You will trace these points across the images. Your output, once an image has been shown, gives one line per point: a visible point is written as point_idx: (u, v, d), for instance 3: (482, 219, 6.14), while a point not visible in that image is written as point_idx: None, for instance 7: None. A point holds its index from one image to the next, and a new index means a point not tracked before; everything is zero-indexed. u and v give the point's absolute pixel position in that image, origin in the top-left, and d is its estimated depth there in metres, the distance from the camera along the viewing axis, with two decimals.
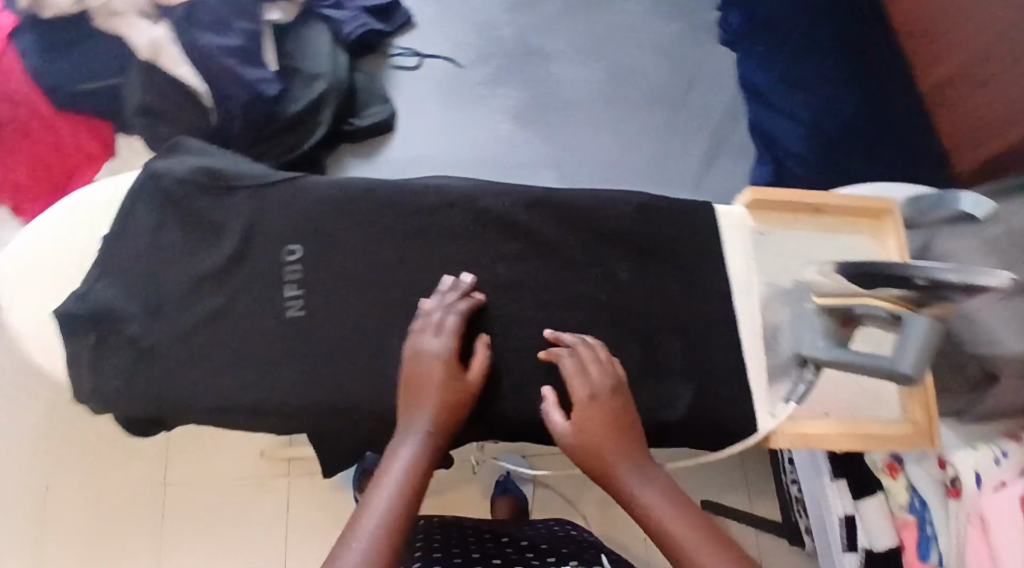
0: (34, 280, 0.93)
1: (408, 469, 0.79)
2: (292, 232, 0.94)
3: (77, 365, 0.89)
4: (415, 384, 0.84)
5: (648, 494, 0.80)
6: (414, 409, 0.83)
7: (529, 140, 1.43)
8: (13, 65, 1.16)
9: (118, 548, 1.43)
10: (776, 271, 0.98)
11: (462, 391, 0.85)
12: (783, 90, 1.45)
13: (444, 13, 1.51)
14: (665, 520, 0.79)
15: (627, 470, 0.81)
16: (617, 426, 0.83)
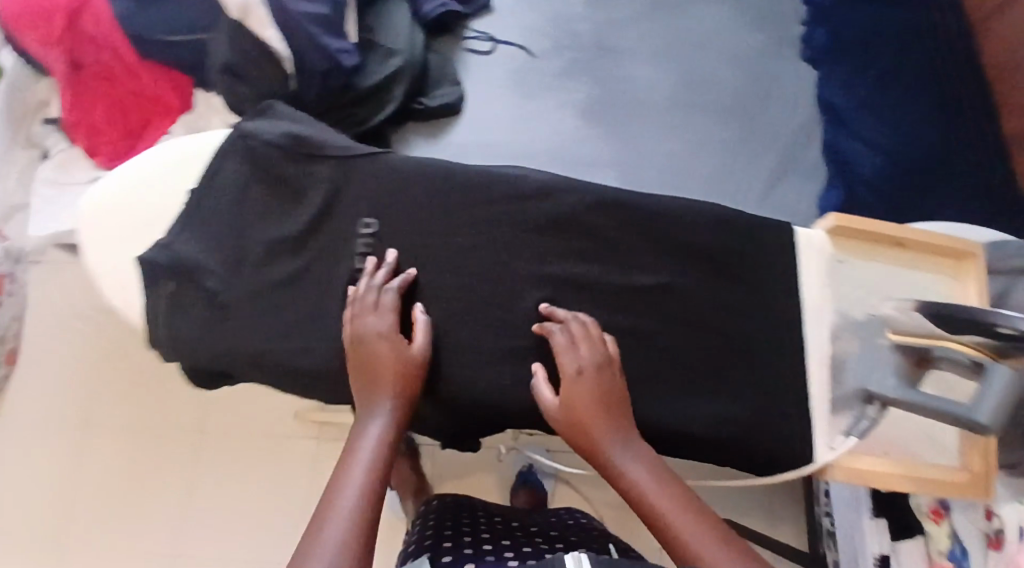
0: (116, 223, 0.95)
1: (376, 443, 0.80)
2: (367, 207, 0.93)
3: (156, 312, 0.92)
4: (363, 361, 0.85)
5: (634, 469, 0.81)
6: (372, 384, 0.84)
7: (592, 137, 1.38)
8: (102, 9, 1.16)
9: (149, 486, 1.49)
10: (851, 302, 0.95)
11: (412, 365, 0.86)
12: (863, 111, 1.38)
13: (522, 3, 1.48)
14: (650, 492, 0.80)
15: (610, 448, 0.83)
16: (601, 404, 0.85)
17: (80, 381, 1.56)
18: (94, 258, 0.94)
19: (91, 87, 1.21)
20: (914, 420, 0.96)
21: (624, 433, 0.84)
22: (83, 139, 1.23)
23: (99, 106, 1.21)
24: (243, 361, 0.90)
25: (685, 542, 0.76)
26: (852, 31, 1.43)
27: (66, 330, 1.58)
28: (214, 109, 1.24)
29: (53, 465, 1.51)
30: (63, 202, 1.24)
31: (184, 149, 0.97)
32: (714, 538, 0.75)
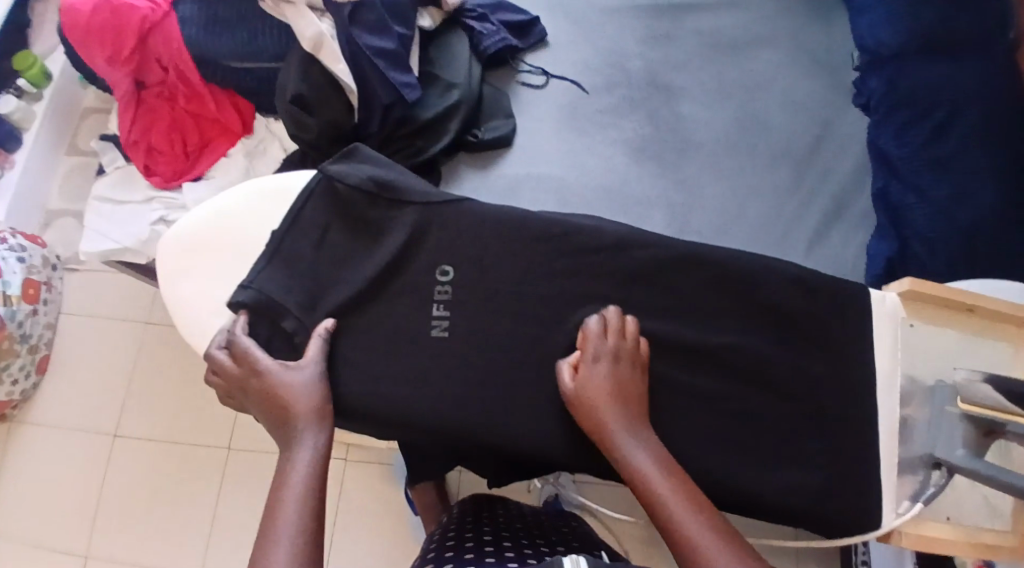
0: (197, 257, 0.98)
1: (308, 467, 0.82)
2: (447, 254, 0.96)
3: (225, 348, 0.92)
4: (272, 394, 0.87)
5: (638, 452, 0.83)
6: (287, 412, 0.86)
7: (643, 174, 1.34)
8: (174, 31, 1.16)
9: (170, 509, 1.40)
10: (922, 369, 0.96)
11: (314, 388, 0.88)
12: (921, 166, 1.26)
13: (576, 38, 1.44)
14: (645, 475, 0.82)
15: (617, 429, 0.85)
16: (615, 393, 0.86)
17: (108, 393, 1.47)
18: (172, 289, 0.97)
19: (153, 107, 1.24)
20: (977, 488, 0.96)
21: (631, 420, 0.86)
22: (141, 158, 1.25)
23: (161, 126, 1.24)
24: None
25: (686, 535, 0.78)
26: (907, 83, 1.31)
27: (106, 334, 1.49)
28: (272, 134, 1.28)
29: (75, 477, 1.43)
30: (120, 216, 1.24)
31: (262, 185, 1.00)
32: (701, 522, 0.78)
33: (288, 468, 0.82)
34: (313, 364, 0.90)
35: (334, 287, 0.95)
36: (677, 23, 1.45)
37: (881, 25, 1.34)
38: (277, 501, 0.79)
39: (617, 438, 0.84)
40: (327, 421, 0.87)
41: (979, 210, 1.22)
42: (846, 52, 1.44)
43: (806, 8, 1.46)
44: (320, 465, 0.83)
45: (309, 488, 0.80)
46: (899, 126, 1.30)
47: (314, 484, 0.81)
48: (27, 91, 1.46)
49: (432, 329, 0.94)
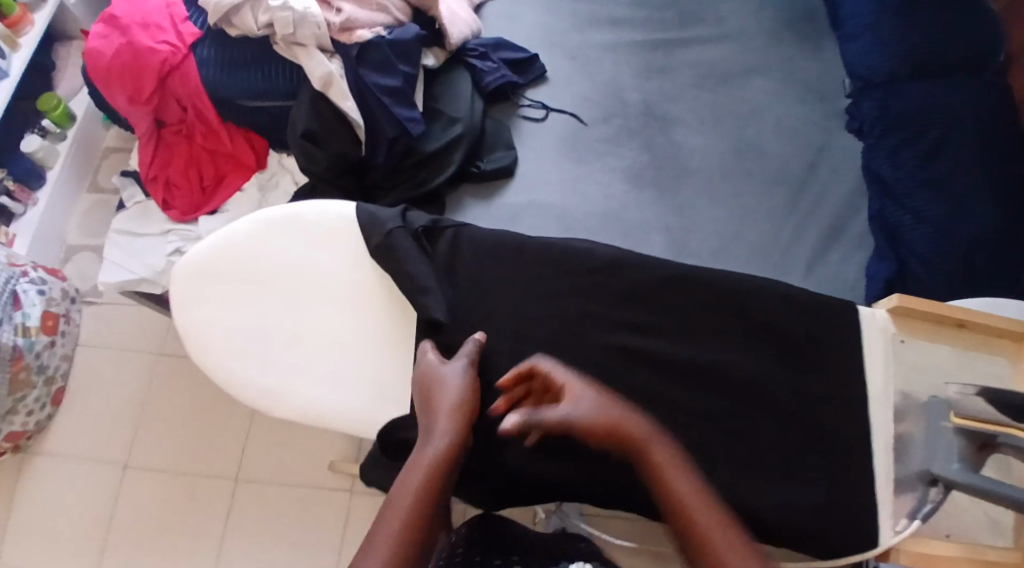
0: (208, 283, 1.01)
1: (428, 458, 0.80)
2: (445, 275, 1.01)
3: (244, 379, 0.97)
4: (426, 395, 0.89)
5: (627, 429, 0.84)
6: (431, 412, 0.87)
7: (642, 200, 1.37)
8: (192, 73, 1.21)
9: (183, 536, 1.42)
10: (913, 382, 0.97)
11: (460, 392, 0.88)
12: (916, 187, 1.30)
13: (576, 71, 1.48)
14: (640, 446, 0.83)
15: (593, 421, 0.85)
16: (579, 395, 0.87)
17: (121, 423, 1.50)
18: (182, 316, 1.00)
19: (172, 143, 1.30)
20: (977, 503, 0.96)
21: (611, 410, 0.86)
22: (159, 192, 1.31)
23: (178, 161, 1.30)
24: (306, 412, 0.97)
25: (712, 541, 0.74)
26: (900, 107, 1.35)
27: (124, 365, 1.53)
28: (282, 168, 1.33)
29: (86, 508, 1.44)
30: (136, 248, 1.28)
31: (266, 214, 1.03)
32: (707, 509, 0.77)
33: (413, 458, 0.81)
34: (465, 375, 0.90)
35: (356, 321, 0.99)
36: (673, 57, 1.50)
37: (871, 52, 1.40)
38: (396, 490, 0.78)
39: (591, 431, 0.84)
40: (462, 423, 0.85)
41: (975, 229, 1.25)
42: (839, 80, 1.48)
43: (798, 40, 1.51)
44: (447, 461, 0.81)
45: (427, 478, 0.79)
46: (893, 149, 1.33)
47: (430, 477, 0.79)
48: (51, 131, 1.53)
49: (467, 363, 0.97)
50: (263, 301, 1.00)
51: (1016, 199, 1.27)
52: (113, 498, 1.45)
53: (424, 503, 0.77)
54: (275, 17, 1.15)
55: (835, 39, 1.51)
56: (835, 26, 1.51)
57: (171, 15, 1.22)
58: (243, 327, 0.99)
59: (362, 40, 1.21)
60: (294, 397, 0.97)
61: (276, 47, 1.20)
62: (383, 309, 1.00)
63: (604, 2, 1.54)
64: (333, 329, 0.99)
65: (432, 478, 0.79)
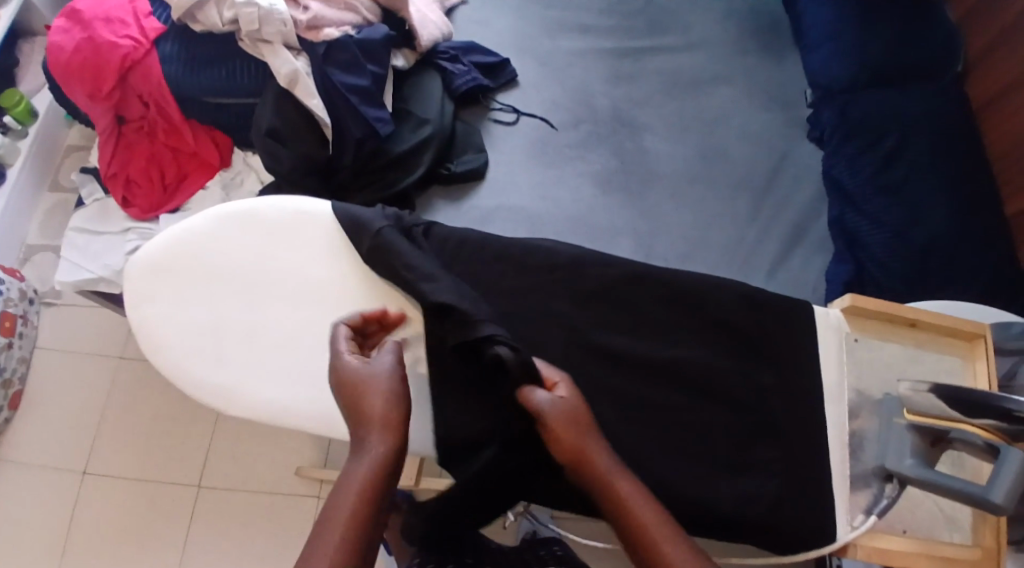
0: (163, 279, 0.99)
1: (359, 484, 0.75)
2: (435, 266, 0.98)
3: (199, 377, 0.96)
4: (353, 393, 0.81)
5: (592, 448, 0.80)
6: (361, 420, 0.79)
7: (609, 204, 1.38)
8: (154, 68, 1.20)
9: (140, 542, 1.39)
10: (869, 381, 1.01)
11: (393, 397, 0.80)
12: (875, 193, 1.32)
13: (546, 77, 1.49)
14: (598, 469, 0.79)
15: (564, 421, 0.81)
16: (563, 396, 0.84)
17: (79, 428, 1.46)
18: (135, 314, 0.98)
19: (133, 141, 1.29)
20: (932, 498, 0.98)
21: (585, 425, 0.82)
22: (120, 189, 1.29)
23: (139, 159, 1.28)
24: (260, 411, 0.95)
25: None
26: (859, 116, 1.38)
27: (83, 368, 1.50)
28: (248, 167, 1.32)
29: (41, 515, 1.41)
30: (94, 248, 1.26)
31: (225, 210, 1.02)
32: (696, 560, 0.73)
33: (339, 485, 0.75)
34: (394, 372, 0.82)
35: (316, 317, 0.98)
36: (640, 64, 1.52)
37: (831, 62, 1.43)
38: (325, 524, 0.73)
39: (560, 429, 0.80)
40: (396, 437, 0.79)
41: (930, 234, 1.28)
42: (801, 90, 1.51)
43: (761, 50, 1.54)
44: (378, 483, 0.76)
45: (359, 512, 0.74)
46: (852, 155, 1.36)
47: (361, 506, 0.74)
48: (13, 128, 1.51)
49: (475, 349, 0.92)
50: (220, 298, 0.98)
51: (970, 205, 1.31)
52: (70, 506, 1.41)
53: (354, 542, 0.72)
54: (239, 13, 1.15)
55: (797, 51, 1.55)
56: (798, 38, 1.54)
57: (134, 10, 1.21)
58: (198, 323, 0.97)
59: (329, 39, 1.21)
60: (250, 392, 0.95)
61: (241, 44, 1.19)
62: (342, 302, 0.98)
63: (572, 10, 1.56)
64: (291, 323, 0.97)
65: (361, 507, 0.74)
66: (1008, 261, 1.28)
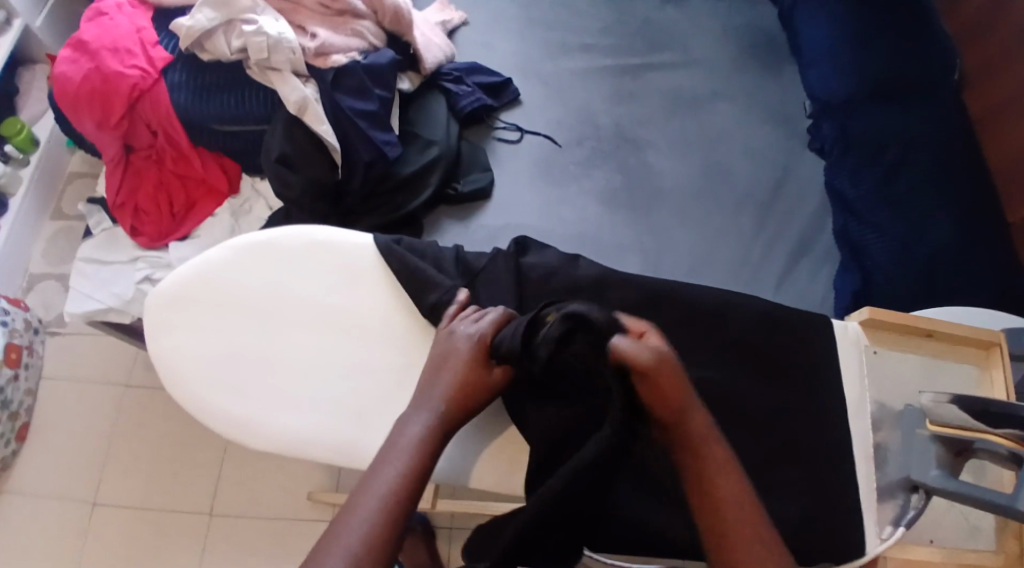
0: (182, 311, 0.98)
1: (409, 449, 0.82)
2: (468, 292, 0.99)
3: (221, 411, 0.95)
4: (438, 354, 0.90)
5: (689, 404, 0.82)
6: (434, 375, 0.88)
7: (616, 222, 1.38)
8: (163, 97, 1.20)
9: None
10: (891, 395, 1.02)
11: (466, 356, 0.88)
12: (878, 205, 1.34)
13: (549, 95, 1.50)
14: (693, 425, 0.82)
15: (661, 376, 0.81)
16: (656, 347, 0.83)
17: (87, 458, 1.44)
18: (155, 348, 0.97)
19: (141, 169, 1.28)
20: (956, 508, 0.98)
21: (683, 382, 0.82)
22: (127, 219, 1.28)
23: (147, 188, 1.27)
24: (283, 446, 0.93)
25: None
26: (859, 129, 1.39)
27: (89, 397, 1.48)
28: (257, 193, 1.31)
29: (49, 549, 1.38)
30: (103, 276, 1.25)
31: (239, 241, 1.01)
32: (760, 537, 0.78)
33: (401, 427, 0.84)
34: (474, 335, 0.90)
35: (335, 347, 0.96)
36: (642, 81, 1.52)
37: (831, 77, 1.45)
38: (384, 458, 0.82)
39: (662, 387, 0.81)
40: (462, 391, 0.87)
41: (934, 243, 1.30)
42: (800, 103, 1.53)
43: (760, 65, 1.56)
44: (434, 432, 0.84)
45: (416, 454, 0.82)
46: (855, 168, 1.38)
47: (419, 450, 0.82)
48: (14, 157, 1.49)
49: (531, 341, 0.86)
50: (239, 330, 0.97)
51: (973, 213, 1.33)
52: (79, 538, 1.39)
53: (403, 494, 0.79)
54: (249, 42, 1.15)
55: (795, 64, 1.57)
56: (795, 53, 1.56)
57: (141, 39, 1.20)
58: (219, 354, 0.96)
59: (338, 65, 1.21)
60: (273, 424, 0.94)
61: (249, 71, 1.19)
62: (365, 331, 0.97)
63: (573, 29, 1.57)
64: (313, 352, 0.96)
65: (420, 450, 0.82)
66: (1010, 267, 1.30)
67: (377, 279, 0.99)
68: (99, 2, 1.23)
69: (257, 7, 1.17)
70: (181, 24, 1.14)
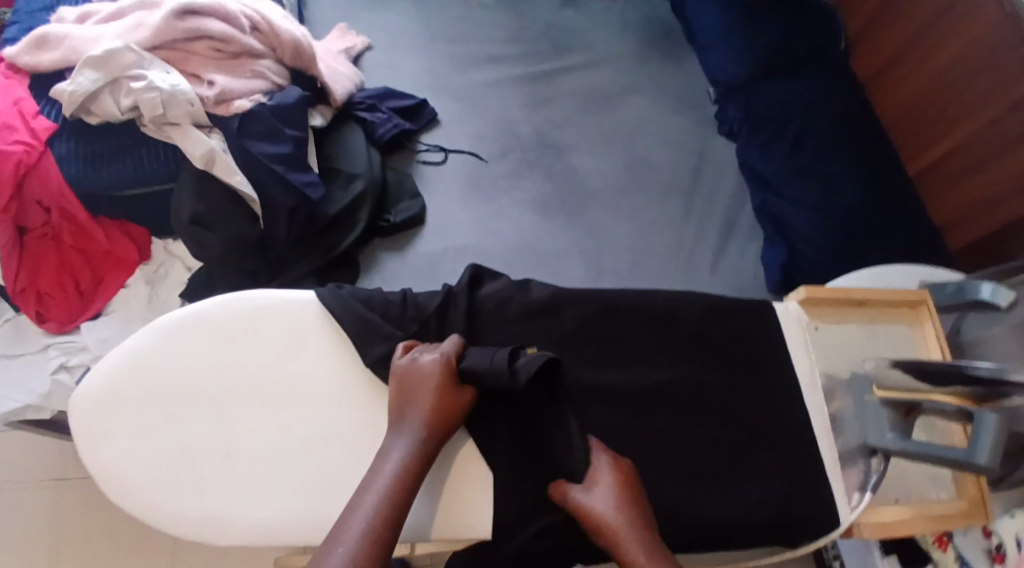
0: (117, 414, 0.92)
1: (390, 479, 0.85)
2: (426, 337, 0.98)
3: (179, 505, 0.89)
4: (403, 382, 0.91)
5: (619, 537, 0.84)
6: (405, 405, 0.90)
7: (550, 229, 1.39)
8: (52, 171, 1.10)
9: None
10: (839, 368, 1.06)
11: (433, 382, 0.90)
12: (790, 176, 1.38)
13: (464, 112, 1.49)
14: (628, 550, 0.84)
15: (599, 513, 0.86)
16: (595, 490, 0.88)
17: (30, 561, 1.35)
18: (92, 451, 0.91)
19: (38, 251, 1.16)
20: (916, 465, 1.04)
21: (630, 515, 0.86)
22: (32, 305, 1.17)
23: (48, 270, 1.17)
24: (255, 532, 0.89)
25: None
26: (762, 104, 1.44)
27: (22, 497, 1.39)
28: (172, 255, 1.24)
29: None
30: (15, 373, 1.15)
31: (169, 322, 0.95)
32: None
33: (379, 459, 0.87)
34: (439, 362, 0.91)
35: (294, 416, 0.93)
36: (553, 86, 1.54)
37: (728, 60, 1.49)
38: (364, 490, 0.84)
39: (598, 520, 0.86)
40: (435, 419, 0.90)
41: (849, 204, 1.35)
42: (704, 89, 1.58)
43: (660, 57, 1.60)
44: (412, 462, 0.87)
45: (395, 485, 0.85)
46: (764, 145, 1.42)
47: (399, 482, 0.85)
48: None
49: (509, 370, 0.90)
50: (184, 416, 0.92)
51: (882, 174, 1.39)
52: None
53: (385, 524, 0.82)
54: (139, 99, 1.07)
55: (693, 52, 1.61)
56: (691, 42, 1.60)
57: (20, 111, 1.10)
58: (168, 450, 0.91)
59: (242, 111, 1.16)
60: (238, 514, 0.89)
61: (145, 129, 1.12)
62: (322, 396, 0.94)
63: (476, 42, 1.57)
64: (267, 428, 0.93)
65: (400, 481, 0.85)
66: (924, 220, 1.36)
67: (325, 340, 0.96)
68: None
69: (143, 60, 1.10)
70: (62, 91, 1.07)
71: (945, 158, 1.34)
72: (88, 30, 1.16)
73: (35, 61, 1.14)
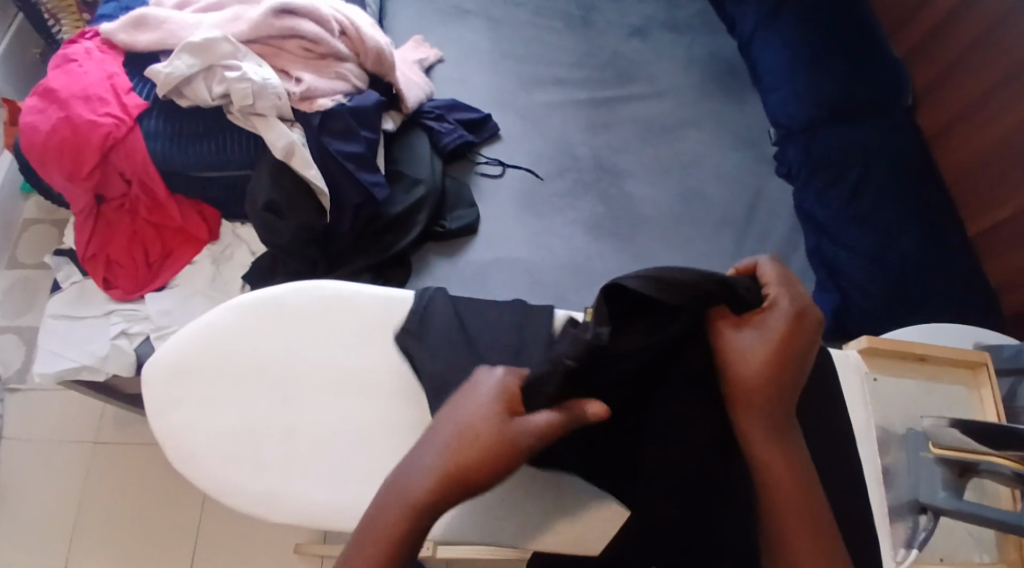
0: (188, 387, 0.94)
1: (390, 514, 0.72)
2: None
3: (236, 482, 0.91)
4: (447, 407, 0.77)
5: (754, 388, 0.82)
6: (437, 432, 0.75)
7: (603, 251, 1.39)
8: (139, 146, 1.13)
9: None
10: (892, 419, 1.06)
11: (477, 416, 0.74)
12: (846, 223, 1.39)
13: (527, 129, 1.50)
14: (747, 409, 0.82)
15: (743, 358, 0.83)
16: (754, 330, 0.84)
17: (57, 520, 1.37)
18: (160, 419, 0.93)
19: (113, 220, 1.20)
20: (959, 524, 1.03)
21: (775, 375, 0.82)
22: (100, 271, 1.20)
23: (120, 239, 1.20)
24: (308, 515, 0.90)
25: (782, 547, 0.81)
26: (823, 149, 1.44)
27: (54, 457, 1.41)
28: (238, 238, 1.26)
29: None
30: (76, 333, 1.17)
31: (242, 301, 0.97)
32: (798, 521, 0.80)
33: (392, 485, 0.74)
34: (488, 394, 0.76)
35: (352, 408, 0.94)
36: (614, 113, 1.55)
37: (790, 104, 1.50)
38: (367, 518, 0.73)
39: (736, 368, 0.83)
40: (465, 458, 0.73)
41: (904, 258, 1.34)
42: (764, 129, 1.58)
43: (723, 93, 1.61)
44: (422, 501, 0.72)
45: (395, 523, 0.72)
46: (821, 189, 1.42)
47: (401, 522, 0.72)
48: None
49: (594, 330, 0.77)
50: (247, 394, 0.93)
51: (940, 230, 1.38)
52: None
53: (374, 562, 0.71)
54: (232, 88, 1.09)
55: (756, 92, 1.62)
56: (755, 82, 1.61)
57: (113, 86, 1.13)
58: (231, 425, 0.92)
59: (324, 109, 1.18)
60: (290, 499, 0.90)
61: (231, 116, 1.14)
62: (383, 389, 0.95)
63: (544, 63, 1.59)
64: (327, 414, 0.93)
65: (403, 519, 0.72)
66: (977, 280, 1.35)
67: (389, 336, 0.97)
68: (66, 50, 1.17)
69: (238, 51, 1.11)
70: (157, 71, 1.10)
71: (1006, 220, 1.33)
72: (186, 17, 1.18)
73: (132, 39, 1.17)
